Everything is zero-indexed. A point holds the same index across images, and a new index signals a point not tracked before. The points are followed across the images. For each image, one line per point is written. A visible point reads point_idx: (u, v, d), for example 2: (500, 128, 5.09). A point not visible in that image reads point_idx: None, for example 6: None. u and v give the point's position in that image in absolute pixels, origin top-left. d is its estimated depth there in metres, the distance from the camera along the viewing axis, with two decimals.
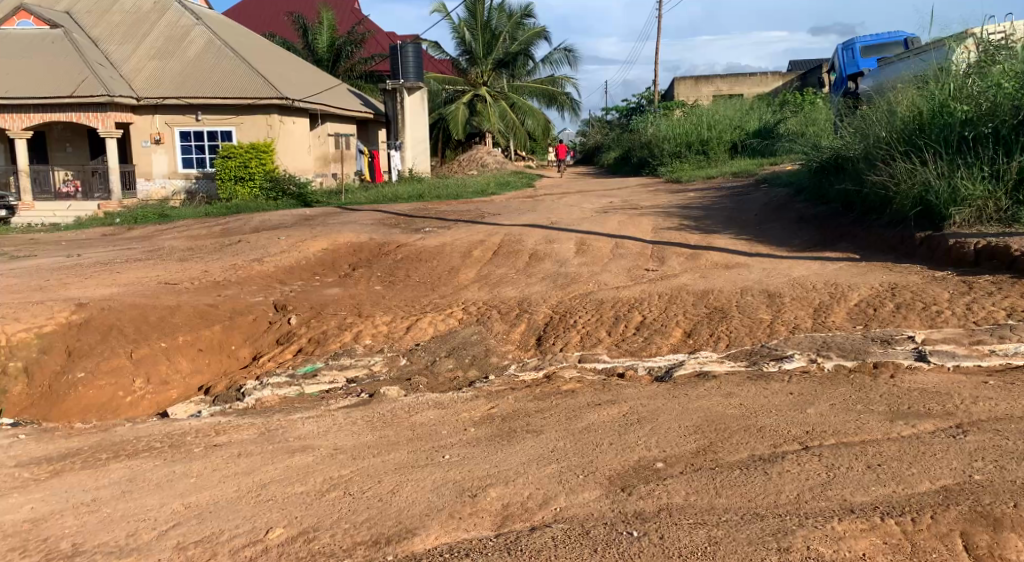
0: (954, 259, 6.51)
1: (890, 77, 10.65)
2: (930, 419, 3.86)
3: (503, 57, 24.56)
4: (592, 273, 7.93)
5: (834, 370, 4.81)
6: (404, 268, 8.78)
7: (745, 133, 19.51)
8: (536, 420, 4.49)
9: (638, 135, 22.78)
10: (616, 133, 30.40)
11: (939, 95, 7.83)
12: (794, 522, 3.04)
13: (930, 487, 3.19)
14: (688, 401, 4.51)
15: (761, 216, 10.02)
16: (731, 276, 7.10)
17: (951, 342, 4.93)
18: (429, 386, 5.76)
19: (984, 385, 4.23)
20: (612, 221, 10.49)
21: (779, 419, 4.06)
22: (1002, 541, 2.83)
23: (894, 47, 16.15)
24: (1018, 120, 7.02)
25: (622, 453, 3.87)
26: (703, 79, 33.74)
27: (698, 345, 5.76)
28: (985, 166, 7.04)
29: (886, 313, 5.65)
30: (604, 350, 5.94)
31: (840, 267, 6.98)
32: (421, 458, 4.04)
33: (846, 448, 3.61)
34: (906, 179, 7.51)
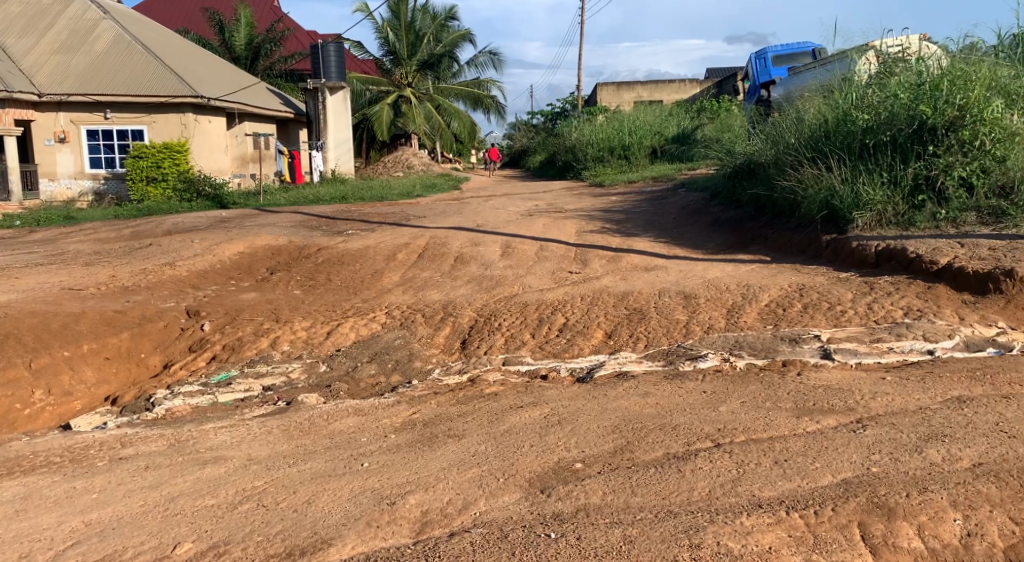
0: (857, 260, 6.83)
1: (800, 86, 11.06)
2: (833, 414, 4.04)
3: (428, 59, 24.45)
4: (517, 275, 7.96)
5: (746, 369, 4.98)
6: (324, 272, 8.63)
7: (664, 139, 19.79)
8: (457, 424, 4.48)
9: (563, 139, 23.02)
10: (541, 137, 30.65)
11: (842, 104, 8.18)
12: (705, 518, 3.13)
13: (832, 481, 3.33)
14: (607, 401, 4.59)
15: (679, 219, 10.27)
16: (650, 278, 7.25)
17: (853, 341, 5.16)
18: (350, 392, 5.68)
19: (882, 381, 4.45)
20: (536, 224, 10.57)
21: (692, 417, 4.17)
22: (895, 530, 2.98)
23: (803, 57, 16.85)
24: (914, 128, 7.38)
25: (542, 454, 3.90)
26: (625, 85, 34.47)
27: (618, 346, 5.87)
28: (884, 172, 7.42)
29: (794, 313, 5.87)
30: (528, 353, 5.97)
31: (752, 269, 7.22)
32: (339, 466, 3.98)
33: (755, 444, 3.74)
34: (813, 184, 7.86)
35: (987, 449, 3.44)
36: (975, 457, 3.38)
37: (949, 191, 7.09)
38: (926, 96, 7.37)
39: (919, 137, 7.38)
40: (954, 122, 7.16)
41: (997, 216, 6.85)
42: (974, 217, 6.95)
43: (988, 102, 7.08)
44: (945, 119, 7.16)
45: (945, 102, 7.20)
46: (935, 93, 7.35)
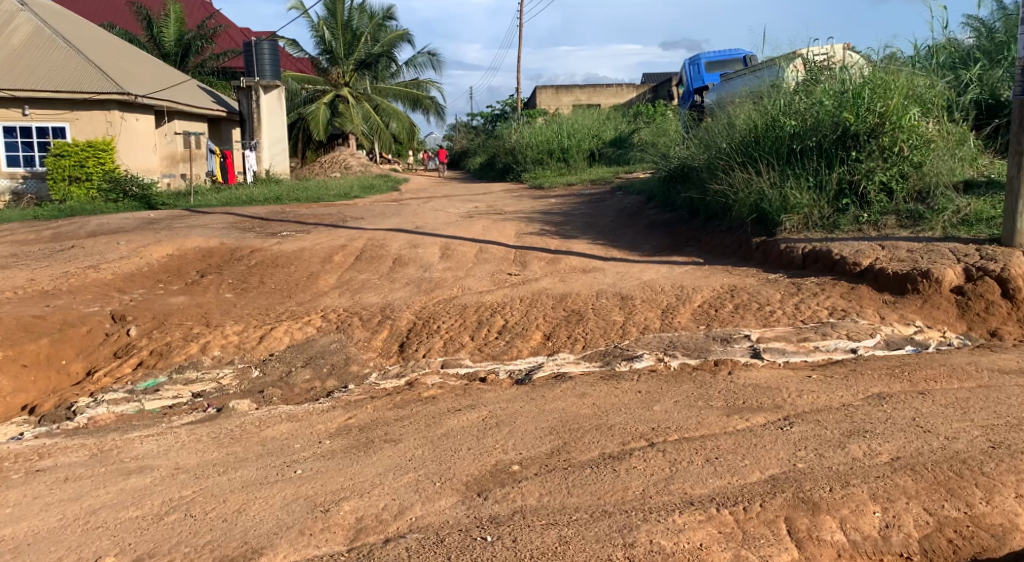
0: (785, 262, 7.04)
1: (732, 92, 11.33)
2: (762, 412, 4.15)
3: (365, 59, 24.17)
4: (456, 277, 7.94)
5: (679, 368, 5.08)
6: (258, 274, 8.43)
7: (602, 142, 19.99)
8: (394, 428, 4.43)
9: (503, 141, 23.07)
10: (480, 139, 30.67)
11: (771, 110, 8.42)
12: (638, 517, 3.18)
13: (760, 477, 3.42)
14: (545, 403, 4.61)
15: (617, 221, 10.40)
16: (588, 280, 7.32)
17: (781, 340, 5.32)
18: (283, 398, 5.57)
19: (809, 379, 4.60)
20: (475, 226, 10.57)
21: (628, 417, 4.23)
22: (819, 524, 3.09)
23: (735, 64, 17.31)
24: (838, 134, 7.65)
25: (479, 457, 3.89)
26: (564, 89, 34.88)
27: (556, 347, 5.90)
28: (810, 177, 7.67)
29: (726, 313, 6.02)
30: (467, 355, 5.95)
31: (686, 270, 7.37)
32: (271, 474, 3.89)
33: (687, 443, 3.81)
34: (744, 188, 8.08)
35: (904, 444, 3.58)
36: (893, 452, 3.52)
37: (870, 195, 7.35)
38: (849, 103, 7.65)
39: (843, 143, 7.65)
40: (875, 129, 7.46)
41: (915, 218, 7.04)
42: (894, 219, 7.14)
43: (906, 110, 7.39)
44: (867, 125, 7.45)
45: (866, 109, 7.50)
46: (857, 100, 7.63)
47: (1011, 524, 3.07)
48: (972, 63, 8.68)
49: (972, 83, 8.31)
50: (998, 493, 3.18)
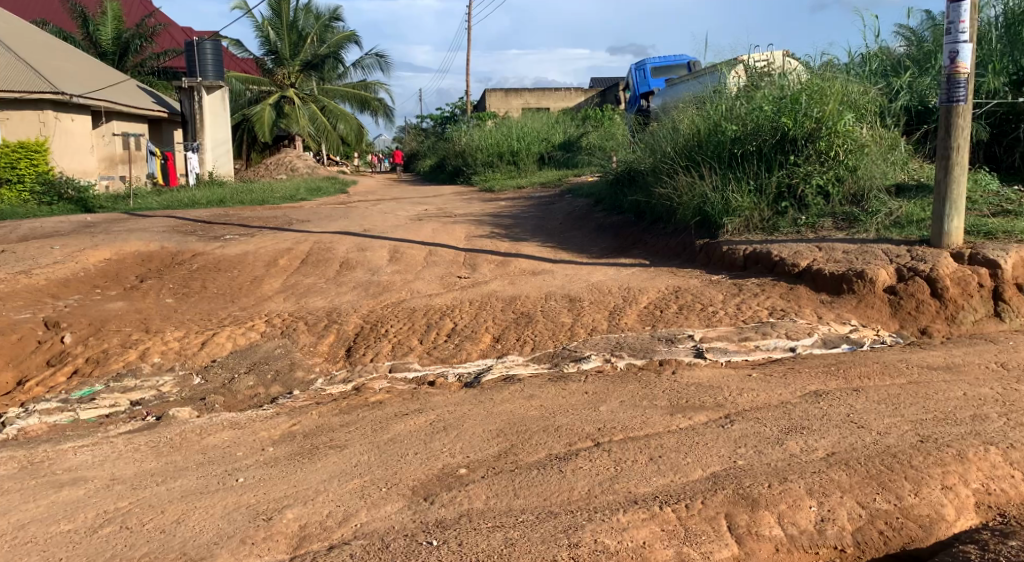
0: (728, 264, 7.18)
1: (676, 97, 11.54)
2: (705, 411, 4.23)
3: (311, 59, 23.88)
4: (405, 281, 7.90)
5: (626, 368, 5.15)
6: (200, 279, 8.24)
7: (551, 146, 20.10)
8: (339, 434, 4.38)
9: (452, 143, 23.03)
10: (430, 141, 30.57)
11: (714, 114, 8.60)
12: (583, 517, 3.22)
13: (702, 475, 3.49)
14: (493, 405, 4.61)
15: (566, 224, 10.48)
16: (536, 282, 7.36)
17: (723, 339, 5.43)
18: (226, 405, 5.46)
19: (749, 377, 4.71)
20: (425, 229, 10.52)
21: (574, 418, 4.26)
22: (758, 519, 3.17)
23: (680, 70, 17.64)
24: (777, 139, 7.87)
25: (426, 461, 3.88)
26: (513, 92, 35.04)
27: (505, 349, 5.91)
28: (751, 181, 7.86)
29: (671, 314, 6.11)
30: (415, 359, 5.91)
31: (633, 272, 7.47)
32: (211, 483, 3.81)
33: (632, 442, 3.86)
34: (688, 191, 8.24)
35: (839, 440, 3.69)
36: (828, 447, 3.62)
37: (808, 198, 7.57)
38: (787, 109, 7.89)
39: (783, 147, 7.87)
40: (812, 133, 7.71)
41: (850, 220, 7.25)
42: (830, 222, 7.33)
43: (841, 116, 7.66)
44: (804, 130, 7.69)
45: (803, 114, 7.74)
46: (795, 106, 7.86)
47: (937, 514, 3.20)
48: (903, 71, 9.04)
49: (902, 91, 8.65)
50: (926, 485, 3.30)
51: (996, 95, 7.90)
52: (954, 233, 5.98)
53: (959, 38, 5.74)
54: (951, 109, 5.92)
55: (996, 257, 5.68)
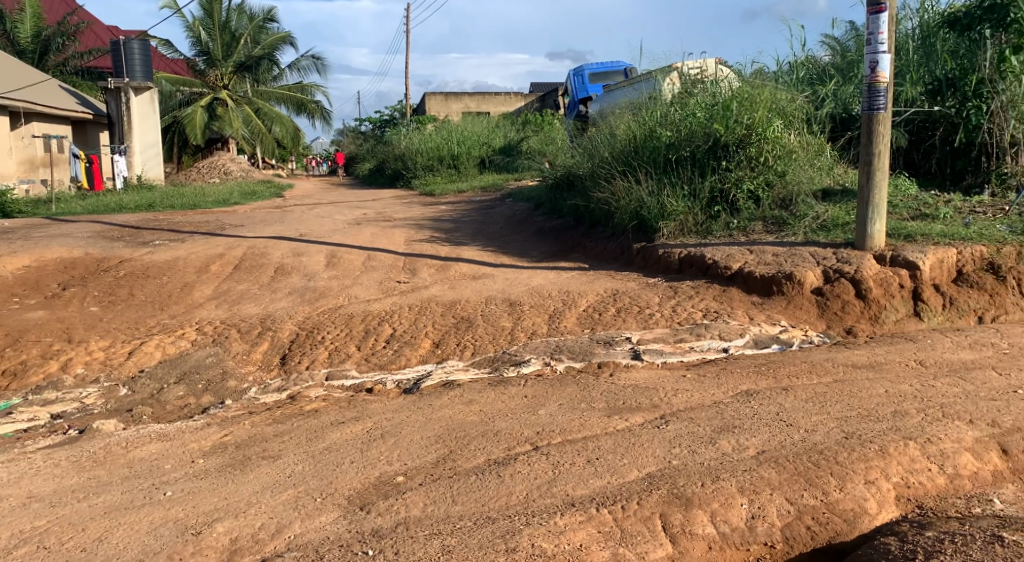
0: (664, 267, 7.31)
1: (614, 103, 11.68)
2: (641, 412, 4.28)
3: (244, 61, 23.39)
4: (342, 286, 7.78)
5: (565, 372, 5.18)
6: (127, 286, 7.96)
7: (491, 150, 20.11)
8: (272, 444, 4.28)
9: (391, 147, 22.83)
10: (369, 144, 30.26)
11: (649, 120, 8.74)
12: (521, 521, 3.22)
13: (638, 475, 3.53)
14: (431, 411, 4.57)
15: (506, 229, 10.49)
16: (476, 287, 7.34)
17: (659, 341, 5.52)
18: (154, 416, 5.28)
19: (684, 378, 4.79)
20: (363, 233, 10.39)
21: (513, 422, 4.26)
22: (691, 518, 3.22)
23: (617, 75, 17.89)
24: (710, 145, 8.04)
25: (362, 470, 3.82)
26: (453, 95, 35.00)
27: (445, 355, 5.87)
28: (685, 186, 8.01)
29: (609, 317, 6.17)
30: (353, 366, 5.81)
31: (572, 276, 7.52)
32: (137, 497, 3.67)
33: (570, 445, 3.88)
34: (625, 196, 8.35)
35: (769, 438, 3.79)
36: (759, 446, 3.71)
37: (739, 202, 7.75)
38: (719, 115, 8.08)
39: (715, 152, 8.04)
40: (743, 139, 7.90)
41: (779, 224, 7.45)
42: (761, 225, 7.53)
43: (770, 123, 7.88)
44: (735, 136, 7.88)
45: (734, 121, 7.94)
46: (726, 113, 8.05)
47: (861, 508, 3.31)
48: (828, 79, 9.37)
49: (827, 98, 8.96)
50: (850, 480, 3.41)
51: (914, 104, 8.21)
52: (876, 236, 6.20)
53: (878, 48, 5.96)
54: (872, 117, 6.15)
55: (915, 258, 5.91)
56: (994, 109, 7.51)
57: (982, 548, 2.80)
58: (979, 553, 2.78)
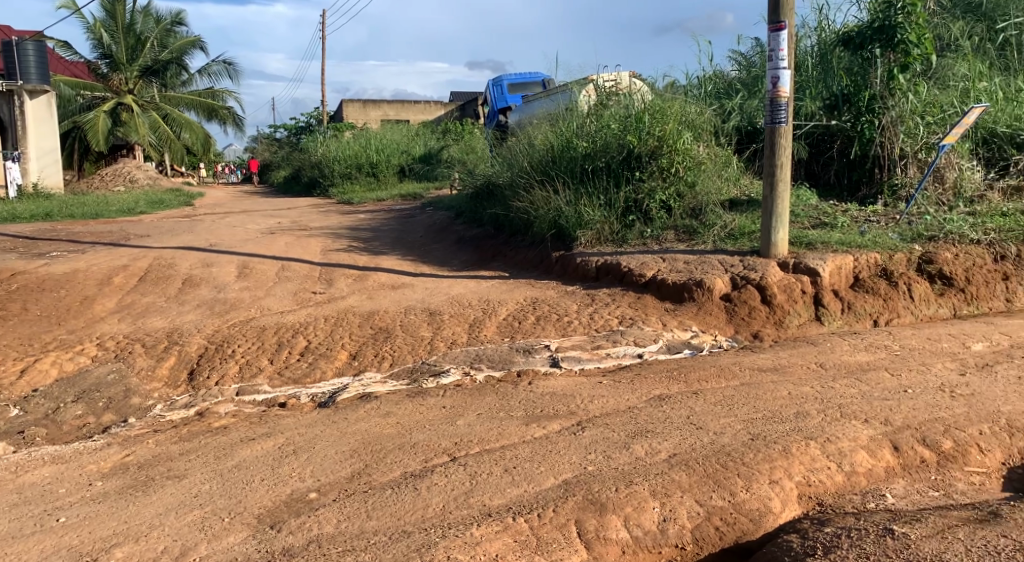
0: (581, 275, 7.41)
1: (532, 114, 11.80)
2: (558, 419, 4.31)
3: (151, 65, 22.52)
4: (255, 297, 7.57)
5: (484, 381, 5.17)
6: (20, 300, 7.53)
7: (411, 157, 19.87)
8: (178, 463, 4.11)
9: (308, 154, 22.39)
10: (285, 151, 29.61)
11: (565, 131, 8.86)
12: (437, 534, 3.21)
13: (554, 483, 3.56)
14: (347, 425, 4.47)
15: (425, 238, 10.43)
16: (395, 297, 7.27)
17: (577, 348, 5.60)
18: (49, 438, 5.00)
19: (600, 384, 4.86)
20: (278, 243, 10.13)
21: (431, 434, 4.22)
22: (606, 523, 3.28)
23: (536, 86, 18.08)
24: (624, 155, 8.21)
25: (274, 487, 3.71)
26: (372, 103, 34.67)
27: (363, 366, 5.75)
28: (601, 195, 8.15)
29: (528, 325, 6.21)
30: (265, 380, 5.64)
31: (492, 284, 7.54)
32: (27, 525, 3.50)
33: (487, 455, 3.88)
34: (543, 205, 8.44)
35: (679, 441, 3.88)
36: (671, 449, 3.80)
37: (652, 212, 7.95)
38: (632, 127, 8.28)
39: (629, 163, 8.22)
40: (654, 151, 8.10)
41: (690, 233, 7.67)
42: (672, 234, 7.74)
43: (680, 135, 8.12)
44: (647, 148, 8.08)
45: (646, 133, 8.15)
46: (639, 125, 8.25)
47: (766, 507, 3.42)
48: (734, 93, 9.75)
49: (733, 112, 9.32)
50: (756, 480, 3.53)
51: (813, 118, 8.64)
52: (780, 244, 6.46)
53: (779, 64, 6.22)
54: (774, 130, 6.41)
55: (816, 266, 6.19)
56: (885, 123, 7.96)
57: (874, 541, 2.94)
58: (873, 546, 2.92)
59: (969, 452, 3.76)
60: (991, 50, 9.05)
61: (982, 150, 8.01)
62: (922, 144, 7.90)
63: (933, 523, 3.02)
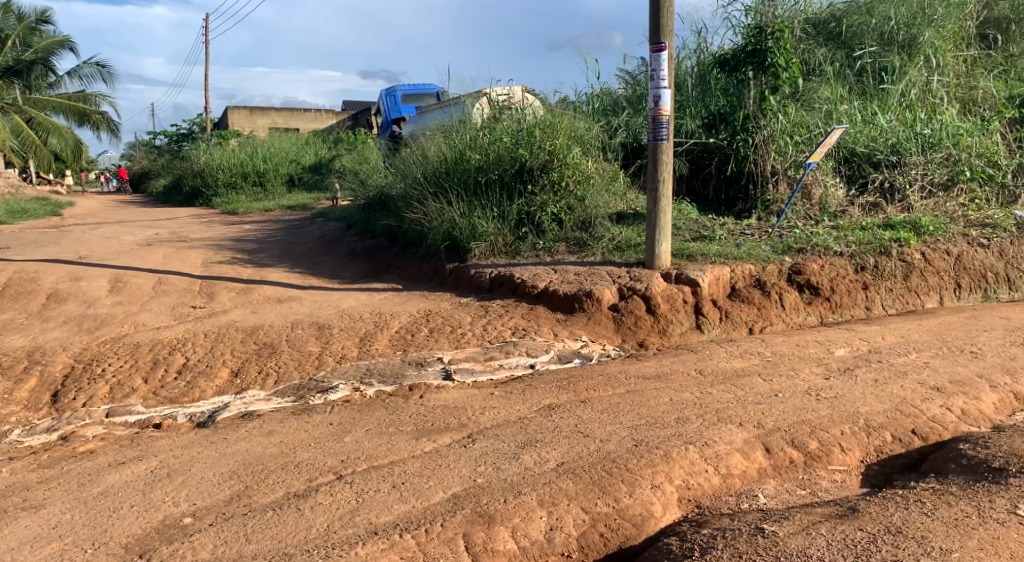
0: (474, 287, 7.42)
1: (423, 126, 11.76)
2: (448, 433, 4.29)
3: (13, 65, 20.96)
4: (128, 313, 7.16)
5: (374, 396, 5.08)
6: None
7: (300, 167, 19.46)
8: (36, 493, 3.82)
9: (190, 162, 21.44)
10: (165, 159, 28.25)
11: (458, 143, 8.88)
12: (320, 556, 3.14)
13: (443, 497, 3.54)
14: (227, 445, 4.28)
15: (314, 249, 10.17)
16: (282, 310, 7.05)
17: (470, 360, 5.59)
18: None
19: (492, 396, 4.87)
20: (155, 255, 9.62)
21: (316, 452, 4.10)
22: (493, 535, 3.29)
23: (429, 98, 18.05)
24: (517, 168, 8.31)
25: (144, 514, 3.52)
26: (259, 111, 33.64)
27: (245, 384, 5.51)
28: (494, 208, 8.20)
29: (420, 338, 6.15)
30: (138, 401, 5.33)
31: (384, 297, 7.44)
32: None
33: (375, 472, 3.80)
34: (437, 217, 8.42)
35: (568, 450, 3.94)
36: (559, 458, 3.85)
37: (545, 224, 8.06)
38: (524, 141, 8.38)
39: (522, 176, 8.33)
40: (546, 165, 8.25)
41: (580, 245, 7.84)
42: (563, 246, 7.88)
43: (569, 150, 8.30)
44: (539, 161, 8.21)
45: (537, 147, 8.28)
46: (531, 138, 8.37)
47: (647, 512, 3.52)
48: (621, 110, 10.09)
49: (620, 128, 9.62)
50: (638, 486, 3.62)
51: (693, 136, 9.03)
52: (663, 255, 6.70)
53: (660, 84, 6.46)
54: (657, 146, 6.64)
55: (696, 276, 6.44)
56: (758, 142, 8.42)
57: (747, 540, 3.08)
58: (745, 545, 3.05)
59: (833, 451, 4.01)
60: (850, 75, 9.74)
61: (844, 168, 8.60)
62: (791, 162, 8.40)
63: (800, 521, 3.20)
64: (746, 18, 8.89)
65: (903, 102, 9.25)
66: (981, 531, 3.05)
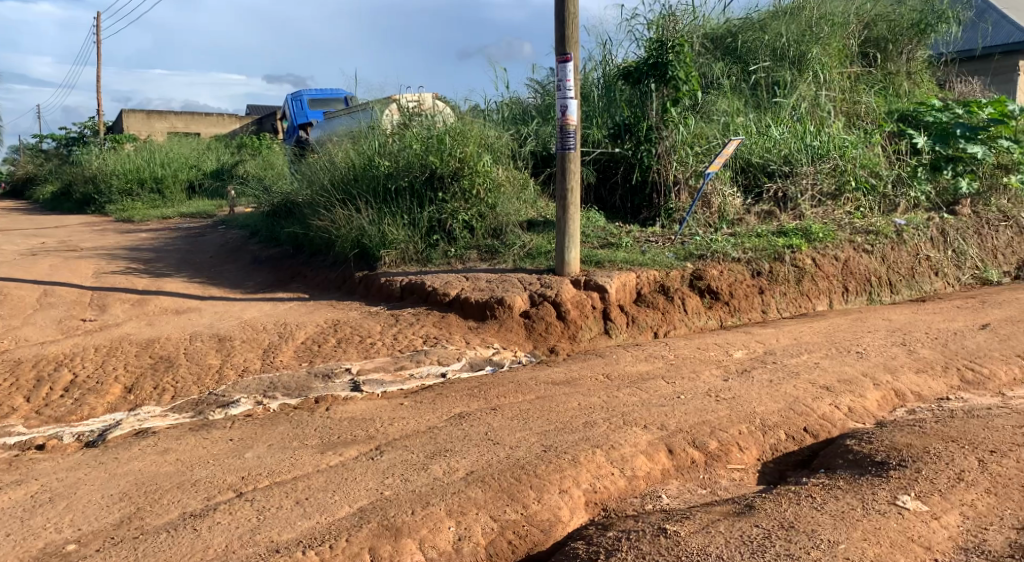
0: (384, 295, 7.33)
1: (331, 132, 11.56)
2: (355, 445, 4.20)
3: None
4: (9, 327, 6.70)
5: (278, 410, 4.94)
6: None
7: (200, 173, 18.77)
8: None
9: (80, 168, 20.31)
10: (53, 164, 26.69)
11: (366, 150, 8.75)
12: None
13: (348, 511, 3.46)
14: (118, 466, 4.06)
15: (216, 259, 9.80)
16: (180, 322, 6.76)
17: (379, 371, 5.50)
18: None
19: (400, 406, 4.81)
20: (40, 265, 9.06)
21: (215, 469, 3.94)
22: (400, 548, 3.24)
23: (336, 103, 17.77)
24: (427, 175, 8.26)
25: (23, 543, 3.30)
26: (156, 114, 32.27)
27: (139, 401, 5.24)
28: (405, 215, 8.13)
29: (328, 348, 6.02)
30: (19, 421, 4.99)
31: (289, 307, 7.25)
32: None
33: (278, 488, 3.68)
34: (345, 225, 8.26)
35: (477, 458, 3.93)
36: (468, 467, 3.84)
37: (455, 232, 8.04)
38: (434, 148, 8.34)
39: (432, 183, 8.29)
40: (456, 172, 8.24)
41: (491, 252, 7.87)
42: (475, 254, 7.89)
43: (480, 158, 8.33)
44: (449, 169, 8.20)
45: (447, 154, 8.26)
46: (441, 146, 8.34)
47: (555, 517, 3.54)
48: (530, 119, 10.21)
49: (529, 137, 9.72)
50: (546, 491, 3.65)
51: (599, 146, 9.23)
52: (572, 262, 6.79)
53: (566, 94, 6.58)
54: (565, 155, 6.74)
55: (603, 282, 6.57)
56: (661, 152, 8.68)
57: (651, 541, 3.15)
58: (648, 546, 3.12)
59: (731, 450, 4.15)
60: (746, 88, 10.19)
61: (741, 177, 8.95)
62: (692, 171, 8.69)
63: (700, 519, 3.30)
64: (649, 32, 9.07)
65: (794, 115, 9.72)
66: (865, 523, 3.22)
